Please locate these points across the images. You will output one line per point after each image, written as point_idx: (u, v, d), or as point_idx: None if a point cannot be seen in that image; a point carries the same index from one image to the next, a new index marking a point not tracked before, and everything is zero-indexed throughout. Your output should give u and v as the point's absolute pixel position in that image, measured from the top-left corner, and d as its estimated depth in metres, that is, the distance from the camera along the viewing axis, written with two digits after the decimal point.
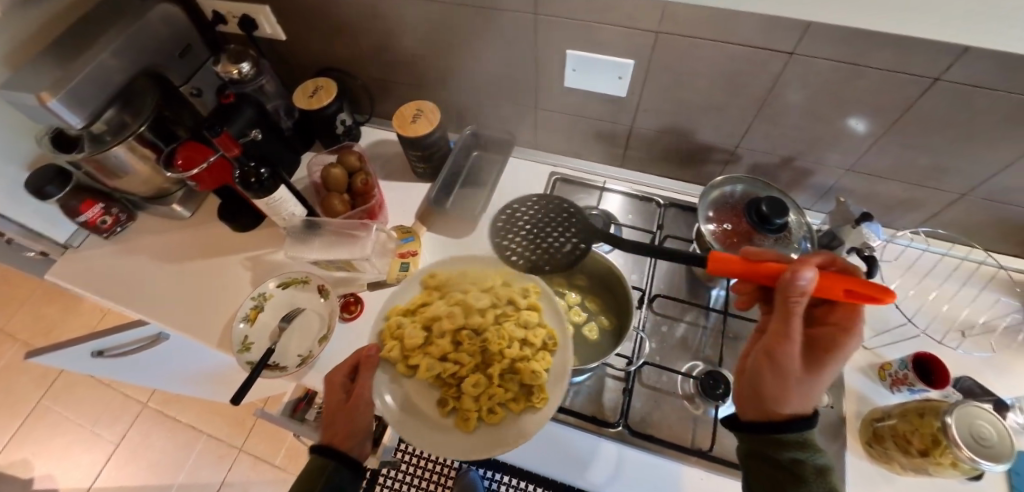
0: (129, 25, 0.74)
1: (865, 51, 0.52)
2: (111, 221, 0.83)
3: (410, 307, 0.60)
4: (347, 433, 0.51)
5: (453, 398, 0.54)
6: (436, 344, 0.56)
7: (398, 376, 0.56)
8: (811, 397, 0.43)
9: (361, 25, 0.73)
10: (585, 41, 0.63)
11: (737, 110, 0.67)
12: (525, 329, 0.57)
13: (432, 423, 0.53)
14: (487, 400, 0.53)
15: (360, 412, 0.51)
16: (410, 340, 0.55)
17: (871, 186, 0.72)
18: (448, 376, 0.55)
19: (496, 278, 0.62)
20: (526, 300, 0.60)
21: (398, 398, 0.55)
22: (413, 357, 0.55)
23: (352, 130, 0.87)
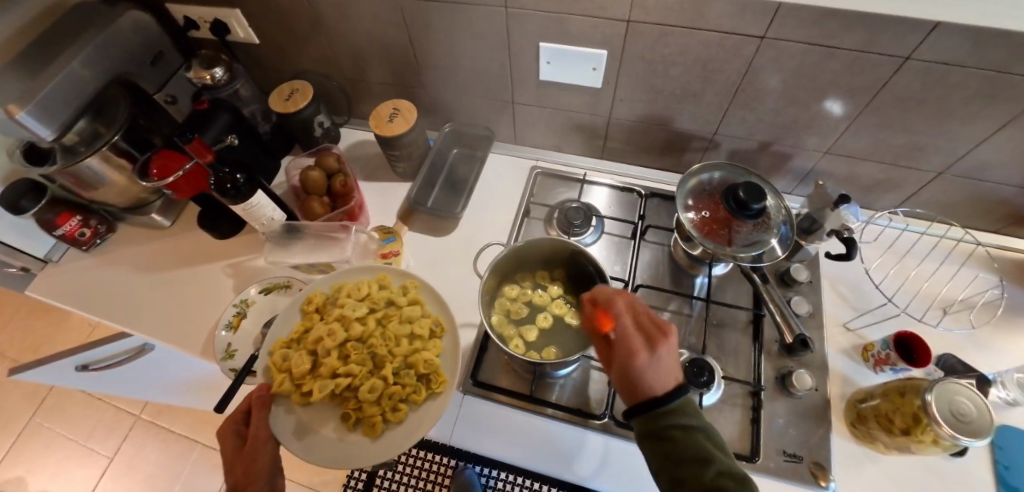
0: (98, 34, 0.73)
1: (835, 32, 0.52)
2: (90, 233, 0.82)
3: (292, 335, 0.57)
4: (250, 473, 0.46)
5: (355, 410, 0.52)
6: (324, 364, 0.53)
7: (291, 406, 0.53)
8: (652, 384, 0.41)
9: (333, 26, 0.73)
10: (557, 33, 0.63)
11: (713, 97, 0.67)
12: (411, 324, 0.57)
13: (341, 440, 0.52)
14: (388, 400, 0.52)
15: (261, 448, 0.48)
16: (297, 367, 0.53)
17: (850, 168, 0.72)
18: (344, 392, 0.53)
19: (372, 282, 0.61)
20: (405, 297, 0.60)
21: (291, 429, 0.51)
22: (306, 383, 0.52)
23: (330, 132, 0.87)
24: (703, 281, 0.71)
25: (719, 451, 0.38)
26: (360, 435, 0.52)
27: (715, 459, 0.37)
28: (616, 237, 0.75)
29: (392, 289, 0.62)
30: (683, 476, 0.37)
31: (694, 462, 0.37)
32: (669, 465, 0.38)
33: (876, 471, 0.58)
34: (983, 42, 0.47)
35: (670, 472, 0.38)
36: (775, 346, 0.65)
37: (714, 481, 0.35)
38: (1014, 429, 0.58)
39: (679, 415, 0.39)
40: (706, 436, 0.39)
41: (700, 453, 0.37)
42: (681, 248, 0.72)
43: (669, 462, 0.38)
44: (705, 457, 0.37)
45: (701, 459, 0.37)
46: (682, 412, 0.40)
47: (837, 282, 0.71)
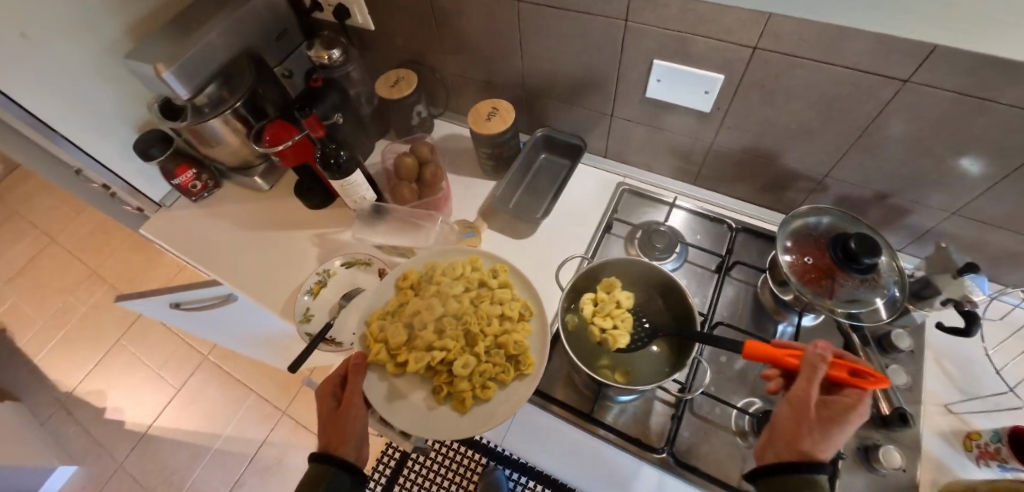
0: (239, 8, 0.81)
1: (998, 85, 0.47)
2: (200, 186, 0.91)
3: (388, 307, 0.60)
4: (340, 436, 0.51)
5: (446, 384, 0.53)
6: (421, 336, 0.55)
7: (384, 373, 0.56)
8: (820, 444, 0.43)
9: (449, 22, 0.75)
10: (674, 52, 0.61)
11: (832, 138, 0.62)
12: (503, 307, 0.58)
13: (429, 412, 0.53)
14: (480, 377, 0.53)
15: (352, 416, 0.52)
16: (394, 337, 0.55)
17: (980, 235, 0.64)
18: (438, 365, 0.54)
19: (465, 264, 0.63)
20: (497, 280, 0.61)
21: (384, 394, 0.54)
22: (401, 355, 0.54)
23: (426, 122, 0.91)
24: (785, 328, 0.66)
25: None
26: (447, 409, 0.54)
27: None
28: (698, 268, 0.72)
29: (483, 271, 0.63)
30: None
31: None
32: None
33: None
34: None
35: None
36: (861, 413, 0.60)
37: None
38: None
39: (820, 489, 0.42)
40: None
41: None
42: (768, 292, 0.68)
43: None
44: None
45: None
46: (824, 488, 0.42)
47: (943, 357, 0.65)
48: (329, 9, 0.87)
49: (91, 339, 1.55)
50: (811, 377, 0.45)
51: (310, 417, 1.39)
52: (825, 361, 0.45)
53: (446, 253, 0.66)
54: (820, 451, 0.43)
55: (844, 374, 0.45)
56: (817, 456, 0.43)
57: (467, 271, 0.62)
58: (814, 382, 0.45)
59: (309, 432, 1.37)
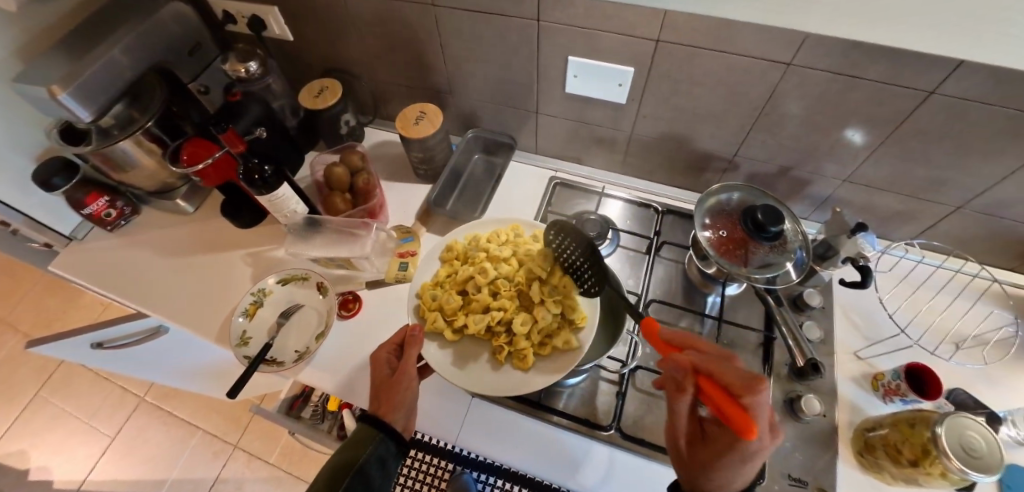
0: (141, 23, 0.76)
1: (861, 63, 0.53)
2: (115, 214, 0.84)
3: (438, 278, 0.62)
4: (391, 404, 0.50)
5: (507, 344, 0.56)
6: (477, 299, 0.58)
7: (443, 342, 0.58)
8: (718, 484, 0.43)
9: (369, 28, 0.75)
10: (586, 48, 0.64)
11: (734, 120, 0.68)
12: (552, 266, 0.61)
13: (493, 371, 0.56)
14: (539, 334, 0.56)
15: (405, 386, 0.51)
16: (449, 304, 0.57)
17: (867, 197, 0.72)
18: (496, 326, 0.56)
19: (507, 231, 0.66)
20: (541, 244, 0.63)
21: (447, 361, 0.57)
22: (458, 320, 0.57)
23: (355, 131, 0.90)
24: (715, 300, 0.72)
25: None
26: (510, 368, 0.56)
27: None
28: (631, 251, 0.76)
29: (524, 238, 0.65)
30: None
31: None
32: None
33: None
34: (1007, 81, 0.48)
35: None
36: (785, 369, 0.65)
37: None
38: None
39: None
40: None
41: None
42: (695, 267, 0.73)
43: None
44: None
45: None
46: None
47: (849, 309, 0.72)
48: (242, 20, 0.84)
49: (4, 396, 1.40)
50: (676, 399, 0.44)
51: (264, 447, 1.32)
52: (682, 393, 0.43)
53: (484, 226, 0.68)
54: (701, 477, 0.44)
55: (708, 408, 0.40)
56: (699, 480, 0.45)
57: (510, 237, 0.64)
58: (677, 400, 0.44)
59: (265, 462, 1.30)
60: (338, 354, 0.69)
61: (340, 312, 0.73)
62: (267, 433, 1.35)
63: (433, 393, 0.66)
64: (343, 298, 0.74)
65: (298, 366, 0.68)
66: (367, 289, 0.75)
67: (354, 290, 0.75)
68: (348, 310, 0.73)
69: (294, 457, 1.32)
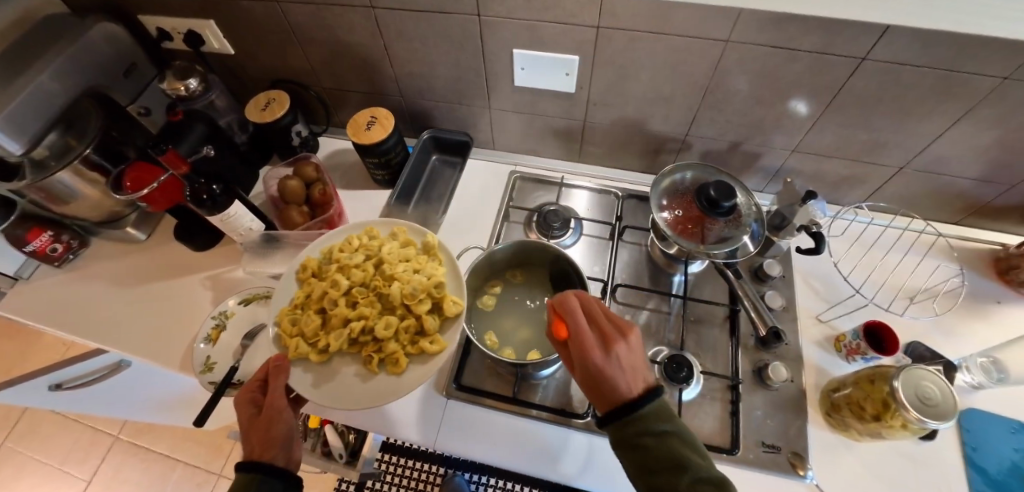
0: (68, 47, 0.73)
1: (794, 35, 0.54)
2: (62, 248, 0.81)
3: (295, 301, 0.59)
4: (265, 441, 0.47)
5: (376, 352, 0.55)
6: (334, 314, 0.55)
7: (309, 365, 0.55)
8: (610, 395, 0.43)
9: (311, 36, 0.74)
10: (530, 40, 0.64)
11: (683, 100, 0.69)
12: (409, 262, 0.60)
13: (366, 381, 0.55)
14: (405, 334, 0.55)
15: (275, 419, 0.48)
16: (308, 326, 0.55)
17: (816, 165, 0.74)
18: (360, 336, 0.55)
19: (361, 236, 0.64)
20: (395, 242, 0.62)
21: (311, 381, 0.54)
22: (321, 340, 0.55)
23: (309, 142, 0.88)
24: (680, 279, 0.73)
25: (694, 454, 0.40)
26: (385, 375, 0.55)
27: (691, 464, 0.39)
28: (595, 238, 0.77)
29: (380, 239, 0.64)
30: (663, 485, 0.39)
31: (673, 468, 0.39)
32: (645, 473, 0.40)
33: (851, 457, 0.60)
34: (930, 42, 0.50)
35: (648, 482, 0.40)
36: (751, 340, 0.67)
37: (690, 488, 0.37)
38: (981, 411, 0.61)
39: (640, 424, 0.42)
40: (681, 439, 0.41)
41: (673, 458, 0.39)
42: (658, 248, 0.74)
43: (646, 473, 0.40)
44: (679, 466, 0.39)
45: (673, 469, 0.39)
46: (657, 417, 0.42)
47: (809, 276, 0.73)
48: (179, 36, 0.81)
49: None
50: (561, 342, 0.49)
51: None
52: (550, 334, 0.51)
53: (341, 233, 0.66)
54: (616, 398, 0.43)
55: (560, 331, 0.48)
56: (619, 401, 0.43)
57: (364, 242, 0.62)
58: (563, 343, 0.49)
59: None
60: None
61: None
62: None
63: (409, 399, 0.66)
64: None
65: None
66: None
67: None
68: None
69: None
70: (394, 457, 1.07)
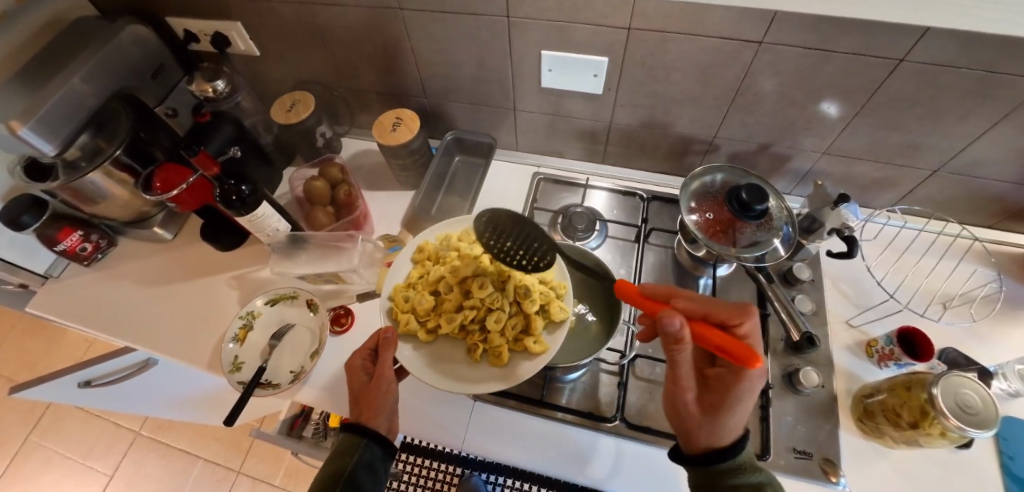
0: (99, 50, 0.74)
1: (831, 36, 0.53)
2: (91, 248, 0.82)
3: (410, 279, 0.61)
4: (373, 407, 0.49)
5: (480, 342, 0.55)
6: (449, 298, 0.57)
7: (417, 343, 0.57)
8: (711, 435, 0.44)
9: (338, 37, 0.74)
10: (559, 41, 0.64)
11: (712, 102, 0.68)
12: (522, 262, 0.61)
13: (468, 370, 0.55)
14: (511, 329, 0.55)
15: (384, 390, 0.50)
16: (422, 304, 0.57)
17: (846, 167, 0.73)
18: (469, 324, 0.56)
19: (478, 230, 0.65)
20: None
21: (419, 361, 0.55)
22: (431, 320, 0.56)
23: (332, 142, 0.88)
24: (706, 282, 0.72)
25: None
26: (485, 366, 0.55)
27: None
28: (620, 241, 0.76)
29: None
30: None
31: None
32: None
33: (884, 465, 0.59)
34: (974, 43, 0.49)
35: None
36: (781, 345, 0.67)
37: None
38: (1019, 420, 0.60)
39: (747, 473, 0.43)
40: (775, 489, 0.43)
41: None
42: (684, 251, 0.74)
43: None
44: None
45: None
46: (745, 470, 0.43)
47: (838, 280, 0.73)
48: (205, 38, 0.82)
49: None
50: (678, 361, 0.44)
51: (268, 470, 1.31)
52: (682, 339, 0.42)
53: (451, 225, 0.67)
54: (718, 439, 0.44)
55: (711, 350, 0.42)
56: (716, 444, 0.44)
57: None
58: (678, 361, 0.44)
59: (270, 485, 1.29)
60: (334, 370, 0.68)
61: (331, 328, 0.71)
62: (271, 455, 1.33)
63: (436, 400, 0.66)
64: (334, 313, 0.73)
65: (294, 387, 0.66)
66: (358, 302, 0.75)
67: (345, 305, 0.74)
68: (340, 325, 0.72)
69: (299, 478, 1.30)
70: (412, 457, 1.07)
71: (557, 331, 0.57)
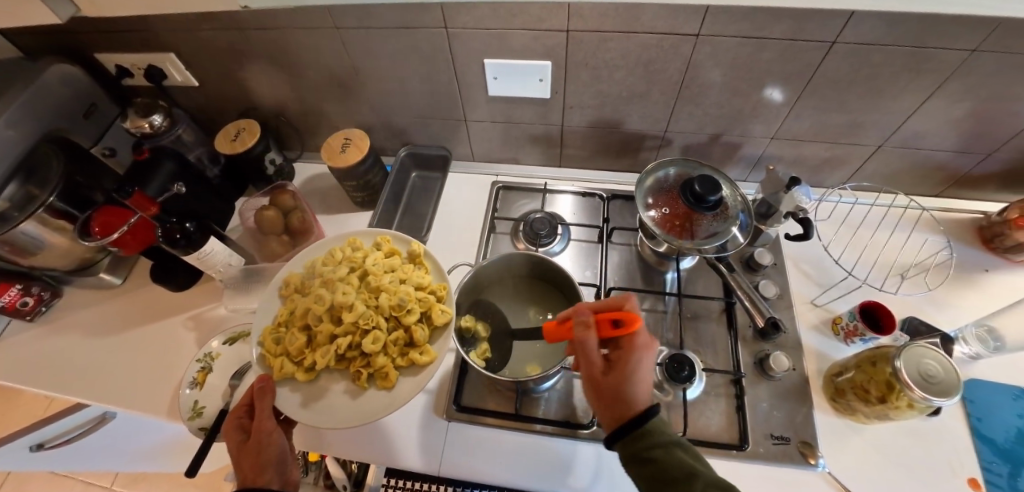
0: (20, 93, 0.70)
1: (764, 24, 0.54)
2: (33, 301, 0.77)
3: (278, 318, 0.57)
4: (258, 465, 0.46)
5: (364, 366, 0.53)
6: (319, 331, 0.53)
7: (296, 384, 0.53)
8: (628, 403, 0.45)
9: (276, 60, 0.72)
10: (500, 49, 0.63)
11: (659, 97, 0.68)
12: (395, 272, 0.58)
13: (355, 398, 0.53)
14: (394, 347, 0.54)
15: (266, 442, 0.48)
16: (293, 345, 0.53)
17: (795, 150, 0.75)
18: (348, 352, 0.53)
19: (344, 248, 0.61)
20: (380, 251, 0.61)
21: (298, 402, 0.52)
22: (306, 358, 0.53)
23: (284, 169, 0.86)
24: (673, 276, 0.72)
25: (701, 465, 0.42)
26: (376, 390, 0.53)
27: (701, 474, 0.40)
28: (584, 243, 0.76)
29: (365, 249, 0.62)
30: None
31: (682, 477, 0.40)
32: (657, 486, 0.41)
33: (861, 441, 0.59)
34: (898, 21, 0.51)
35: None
36: (749, 332, 0.67)
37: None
38: (981, 381, 0.61)
39: (654, 436, 0.44)
40: (686, 452, 0.43)
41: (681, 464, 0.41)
42: (647, 247, 0.74)
43: (654, 482, 0.41)
44: (690, 473, 0.40)
45: (685, 475, 0.40)
46: (655, 432, 0.44)
47: (800, 261, 0.73)
48: (139, 72, 0.79)
49: None
50: (590, 351, 0.47)
51: None
52: (590, 327, 0.48)
53: (322, 246, 0.64)
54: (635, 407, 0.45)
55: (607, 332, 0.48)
56: (635, 412, 0.45)
57: (347, 253, 0.60)
58: (587, 349, 0.48)
59: None
60: None
61: None
62: None
63: (410, 424, 0.64)
64: None
65: None
66: None
67: None
68: None
69: None
70: None
71: (443, 337, 0.56)
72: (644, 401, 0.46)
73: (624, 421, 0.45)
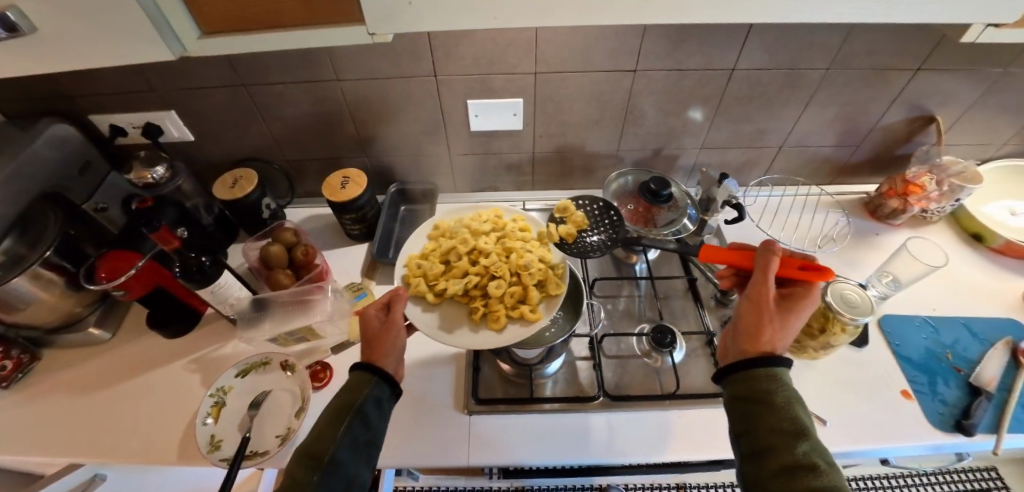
0: (18, 154, 0.72)
1: (682, 58, 0.72)
2: (12, 365, 0.73)
3: (424, 251, 0.67)
4: (384, 349, 0.51)
5: (482, 305, 0.61)
6: (458, 265, 0.63)
7: (425, 304, 0.63)
8: (777, 340, 0.48)
9: (278, 111, 0.80)
10: (481, 91, 0.77)
11: (610, 122, 0.84)
12: (526, 242, 0.66)
13: (470, 328, 0.61)
14: (511, 299, 0.61)
15: (395, 334, 0.52)
16: (432, 269, 0.63)
17: (720, 157, 0.93)
18: (473, 289, 0.62)
19: (489, 213, 0.71)
20: (517, 224, 0.69)
21: (427, 321, 0.61)
22: (438, 284, 0.62)
23: (277, 212, 0.91)
24: (642, 265, 0.86)
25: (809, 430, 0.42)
26: (486, 330, 0.61)
27: (809, 437, 0.41)
28: None
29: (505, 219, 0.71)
30: (776, 443, 0.42)
31: (791, 430, 0.42)
32: (761, 430, 0.43)
33: (816, 376, 0.71)
34: (771, 51, 0.71)
35: (760, 437, 0.43)
36: (712, 301, 0.80)
37: (805, 454, 0.40)
38: (893, 316, 0.77)
39: (784, 380, 0.45)
40: (803, 410, 0.43)
41: (792, 417, 0.42)
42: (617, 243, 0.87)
43: (761, 426, 0.43)
44: (801, 431, 0.41)
45: (795, 432, 0.41)
46: (782, 377, 0.45)
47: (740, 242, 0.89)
48: (135, 130, 0.84)
49: None
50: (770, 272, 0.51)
51: None
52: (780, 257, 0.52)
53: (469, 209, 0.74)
54: (778, 344, 0.48)
55: (796, 269, 0.54)
56: (775, 349, 0.47)
57: (491, 217, 0.70)
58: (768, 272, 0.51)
59: None
60: None
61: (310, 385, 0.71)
62: None
63: (432, 425, 0.67)
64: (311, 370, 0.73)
65: (282, 452, 0.64)
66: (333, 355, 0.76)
67: (321, 360, 0.75)
68: (319, 380, 0.72)
69: None
70: None
71: (553, 305, 0.62)
72: (783, 347, 0.48)
73: (757, 353, 0.47)
